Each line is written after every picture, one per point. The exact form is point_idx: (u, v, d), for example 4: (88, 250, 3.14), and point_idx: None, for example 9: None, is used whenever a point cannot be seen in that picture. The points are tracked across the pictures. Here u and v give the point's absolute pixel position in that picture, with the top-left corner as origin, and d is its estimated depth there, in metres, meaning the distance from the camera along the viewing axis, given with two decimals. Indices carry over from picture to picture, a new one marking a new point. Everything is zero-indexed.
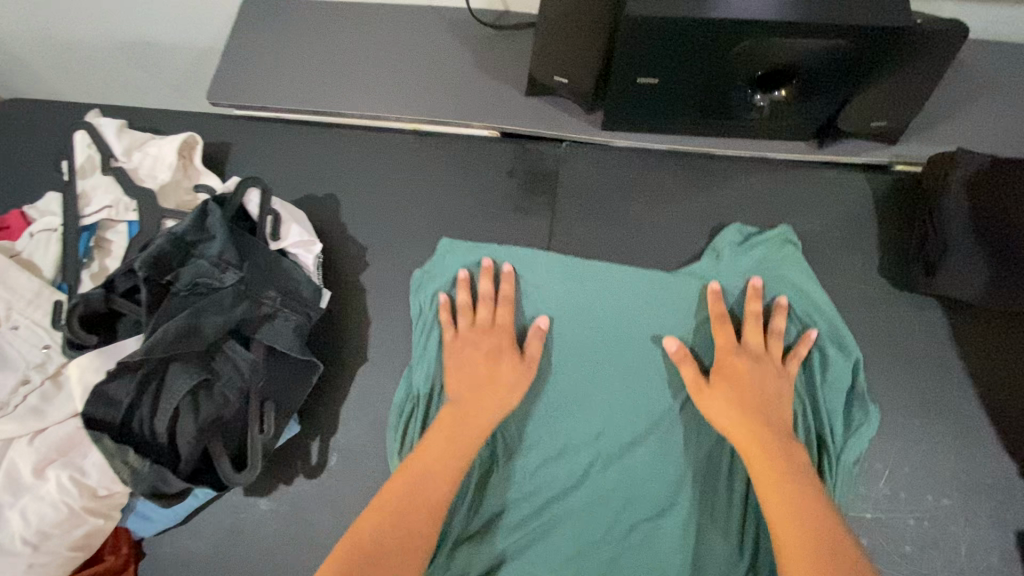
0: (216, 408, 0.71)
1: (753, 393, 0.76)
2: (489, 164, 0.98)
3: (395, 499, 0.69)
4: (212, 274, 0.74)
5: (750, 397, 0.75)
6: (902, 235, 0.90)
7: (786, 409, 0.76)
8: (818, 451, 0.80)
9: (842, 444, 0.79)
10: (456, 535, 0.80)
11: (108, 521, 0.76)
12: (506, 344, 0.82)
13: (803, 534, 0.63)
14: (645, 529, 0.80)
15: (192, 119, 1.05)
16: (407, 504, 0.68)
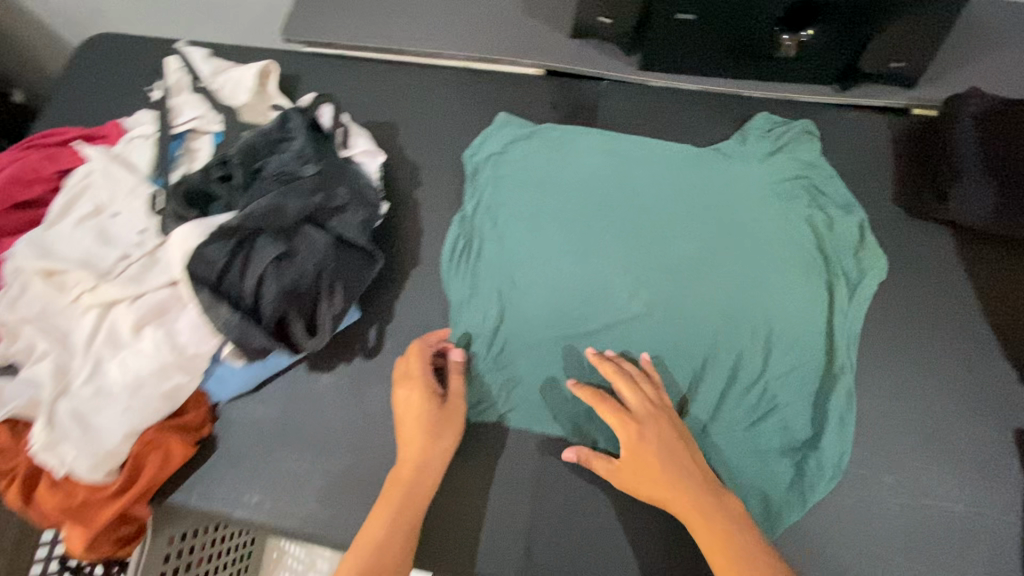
0: (295, 278, 0.82)
1: (663, 451, 0.75)
2: (534, 98, 1.08)
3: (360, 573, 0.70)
4: (295, 165, 0.87)
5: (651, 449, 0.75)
6: (917, 167, 0.96)
7: (682, 444, 0.76)
8: (832, 288, 0.89)
9: (855, 283, 0.89)
10: (505, 355, 0.91)
11: (192, 379, 0.87)
12: (419, 401, 0.82)
13: None
14: (678, 351, 0.88)
15: (266, 52, 1.16)
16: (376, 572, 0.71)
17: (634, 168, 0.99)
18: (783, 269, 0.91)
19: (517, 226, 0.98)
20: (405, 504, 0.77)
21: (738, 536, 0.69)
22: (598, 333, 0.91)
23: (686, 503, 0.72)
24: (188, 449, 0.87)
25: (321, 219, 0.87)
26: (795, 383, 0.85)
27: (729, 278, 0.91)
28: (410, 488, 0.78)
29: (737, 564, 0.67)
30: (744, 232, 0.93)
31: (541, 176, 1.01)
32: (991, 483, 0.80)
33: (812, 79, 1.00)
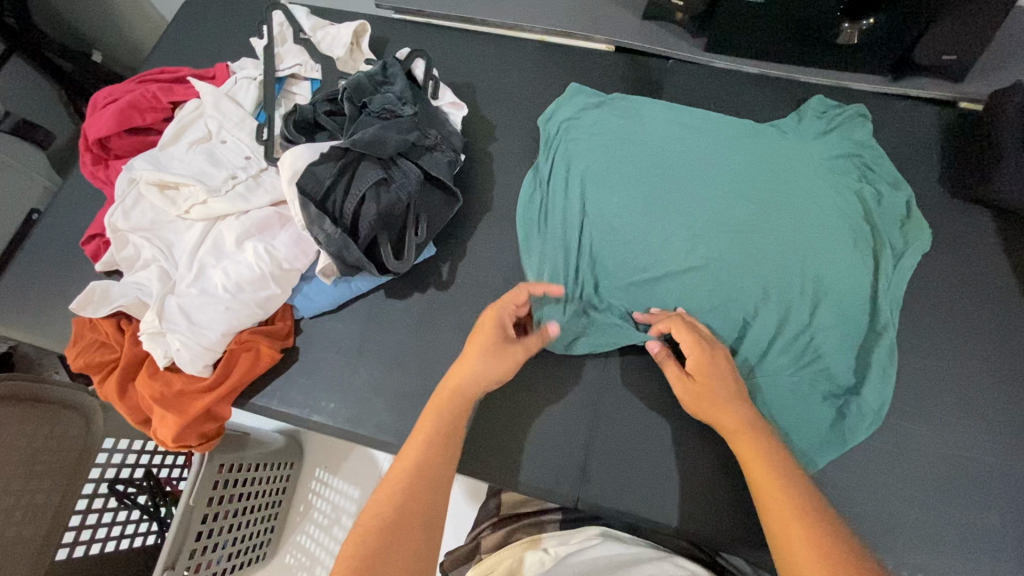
0: (390, 202, 0.91)
1: (728, 381, 0.79)
2: (603, 71, 1.17)
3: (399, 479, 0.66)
4: (395, 105, 0.95)
5: (720, 375, 0.80)
6: (963, 154, 1.03)
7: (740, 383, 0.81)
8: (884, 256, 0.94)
9: (902, 251, 0.95)
10: (560, 292, 0.96)
11: (283, 292, 0.94)
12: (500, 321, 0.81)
13: (792, 506, 0.65)
14: (732, 298, 0.91)
15: (357, 15, 1.26)
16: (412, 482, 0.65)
17: (698, 137, 1.04)
18: (840, 236, 0.94)
19: (583, 183, 1.03)
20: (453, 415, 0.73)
21: (787, 471, 0.69)
22: (657, 284, 0.94)
23: (742, 433, 0.74)
24: (274, 355, 0.95)
25: (414, 156, 0.95)
26: (841, 336, 0.89)
27: (787, 241, 0.93)
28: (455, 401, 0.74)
29: (777, 492, 0.67)
30: (805, 194, 0.97)
31: (607, 138, 1.06)
32: None
33: (868, 68, 1.08)
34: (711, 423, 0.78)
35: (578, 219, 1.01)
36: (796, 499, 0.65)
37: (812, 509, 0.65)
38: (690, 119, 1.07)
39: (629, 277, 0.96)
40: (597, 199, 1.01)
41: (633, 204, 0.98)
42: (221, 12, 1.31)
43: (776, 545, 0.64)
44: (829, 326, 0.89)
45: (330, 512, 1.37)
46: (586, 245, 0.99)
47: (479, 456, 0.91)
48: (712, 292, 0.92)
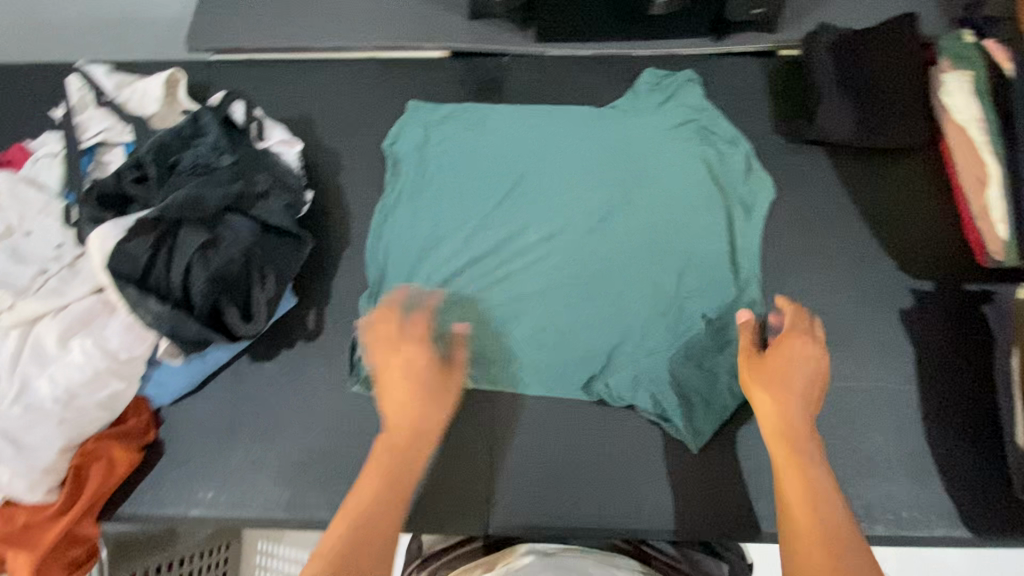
0: (223, 263, 0.83)
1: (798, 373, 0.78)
2: (441, 78, 1.13)
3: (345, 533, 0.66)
4: (210, 157, 0.88)
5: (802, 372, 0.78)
6: (790, 99, 1.07)
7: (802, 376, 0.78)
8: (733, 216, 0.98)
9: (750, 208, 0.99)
10: (427, 311, 0.94)
11: (129, 385, 0.85)
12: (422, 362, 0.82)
13: (807, 520, 0.66)
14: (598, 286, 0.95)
15: (169, 64, 1.16)
16: (361, 533, 0.67)
17: (546, 138, 1.05)
18: (685, 208, 0.98)
19: (440, 203, 1.02)
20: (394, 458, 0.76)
21: (817, 475, 0.70)
22: (527, 288, 0.95)
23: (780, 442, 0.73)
24: (132, 457, 0.85)
25: (244, 206, 0.88)
26: (705, 301, 0.93)
27: (639, 225, 0.97)
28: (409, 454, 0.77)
29: (815, 511, 0.66)
30: (649, 170, 1.00)
31: (459, 155, 1.05)
32: (889, 358, 0.90)
33: (691, 32, 1.11)
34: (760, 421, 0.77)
35: (436, 239, 0.99)
36: (821, 518, 0.66)
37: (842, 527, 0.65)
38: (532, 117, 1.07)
39: (495, 286, 0.96)
40: (455, 217, 1.00)
41: (490, 218, 1.00)
42: (10, 86, 1.16)
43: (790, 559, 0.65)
44: (694, 297, 0.93)
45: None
46: (449, 261, 0.97)
47: None
48: (578, 283, 0.95)
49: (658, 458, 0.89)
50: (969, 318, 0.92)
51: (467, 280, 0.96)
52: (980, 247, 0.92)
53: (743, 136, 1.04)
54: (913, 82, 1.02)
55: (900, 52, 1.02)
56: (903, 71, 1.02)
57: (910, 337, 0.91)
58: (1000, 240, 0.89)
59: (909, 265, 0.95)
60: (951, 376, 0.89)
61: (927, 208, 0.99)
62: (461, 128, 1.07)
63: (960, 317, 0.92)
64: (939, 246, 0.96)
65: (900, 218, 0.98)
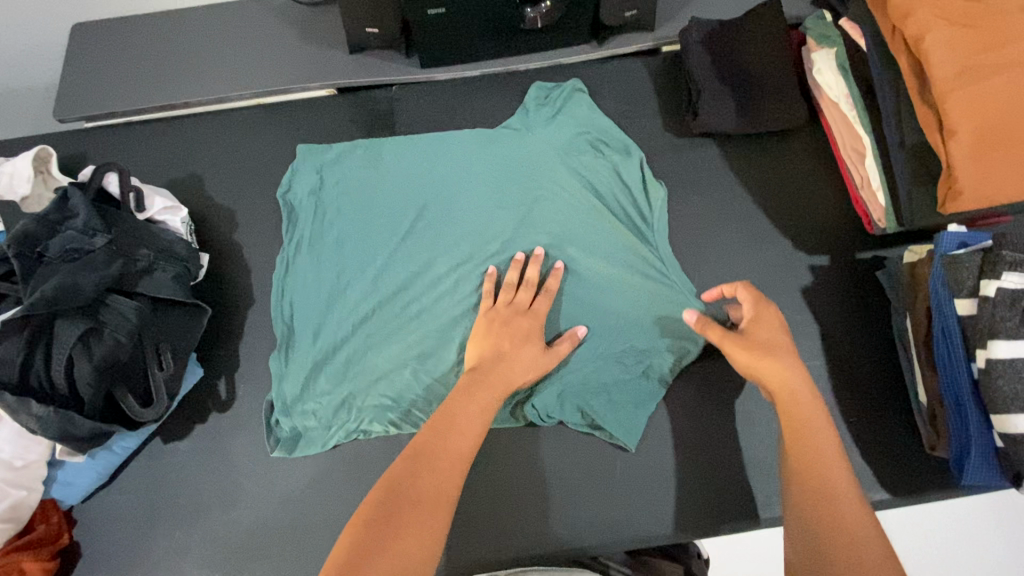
0: (110, 350, 0.79)
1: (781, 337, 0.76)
2: (330, 117, 1.11)
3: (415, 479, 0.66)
4: (81, 240, 0.83)
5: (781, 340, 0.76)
6: (675, 95, 1.10)
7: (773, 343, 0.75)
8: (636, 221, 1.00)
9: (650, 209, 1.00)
10: (341, 361, 0.91)
11: (32, 492, 0.80)
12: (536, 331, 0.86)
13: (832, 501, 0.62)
14: None
15: (42, 138, 1.10)
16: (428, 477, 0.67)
17: (444, 168, 1.03)
18: (586, 221, 0.98)
19: (341, 248, 0.98)
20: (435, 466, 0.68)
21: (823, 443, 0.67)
22: (439, 322, 0.92)
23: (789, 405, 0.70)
24: (47, 565, 0.81)
25: (127, 286, 0.84)
26: (617, 309, 0.94)
27: (543, 244, 0.97)
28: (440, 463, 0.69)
29: (818, 482, 0.64)
30: (548, 186, 1.00)
31: (356, 196, 1.02)
32: (797, 336, 0.93)
33: (571, 40, 1.12)
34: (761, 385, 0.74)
35: (341, 286, 0.96)
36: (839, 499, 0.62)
37: (840, 494, 0.63)
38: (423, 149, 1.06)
39: (407, 326, 0.93)
40: (360, 262, 0.97)
41: (396, 257, 0.98)
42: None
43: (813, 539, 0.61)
44: (606, 308, 0.94)
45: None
46: (358, 308, 0.94)
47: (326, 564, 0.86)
48: None
49: (591, 471, 0.90)
50: (867, 287, 0.96)
51: (378, 324, 0.93)
52: (867, 216, 0.96)
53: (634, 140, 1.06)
54: (786, 64, 1.04)
55: (772, 36, 1.05)
56: (776, 55, 1.04)
57: (814, 313, 0.94)
58: (881, 207, 0.93)
59: (806, 243, 0.99)
60: (855, 345, 0.92)
61: (817, 185, 1.02)
62: (356, 166, 1.04)
63: (858, 287, 0.96)
64: (832, 220, 1.00)
65: (793, 199, 1.02)
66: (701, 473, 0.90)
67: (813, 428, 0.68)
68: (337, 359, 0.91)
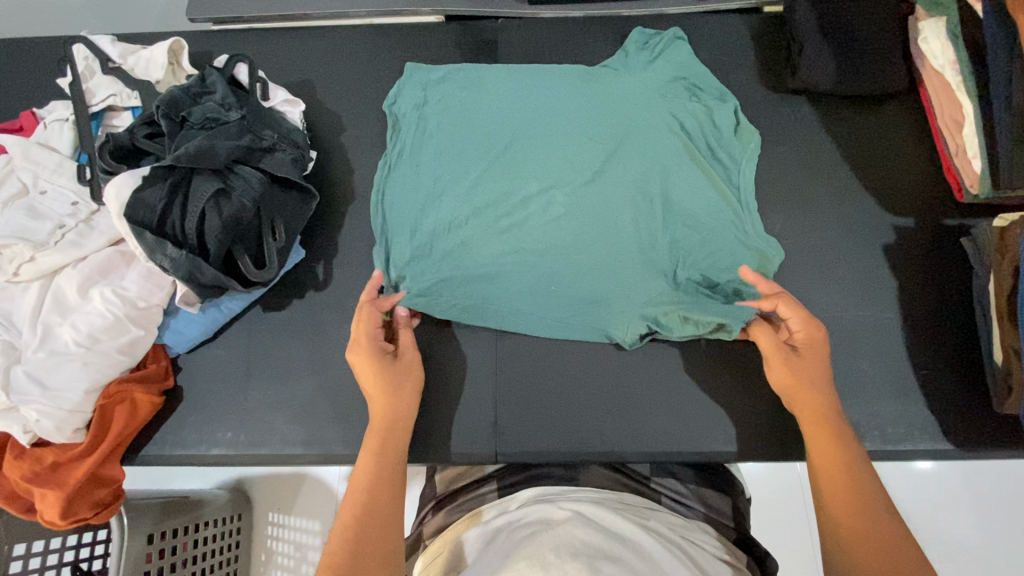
0: (236, 212, 0.87)
1: (819, 368, 0.76)
2: (437, 41, 1.17)
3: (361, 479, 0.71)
4: (219, 112, 0.91)
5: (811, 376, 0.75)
6: (773, 53, 1.12)
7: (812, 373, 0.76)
8: (723, 164, 1.02)
9: (743, 154, 1.02)
10: (433, 263, 0.97)
11: (147, 332, 0.88)
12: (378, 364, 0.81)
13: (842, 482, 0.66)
14: (598, 232, 0.96)
15: (173, 34, 1.19)
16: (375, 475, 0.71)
17: (543, 97, 1.05)
18: (678, 159, 1.00)
19: (438, 161, 1.02)
20: (394, 437, 0.76)
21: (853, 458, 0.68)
22: (528, 238, 0.96)
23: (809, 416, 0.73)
24: (153, 400, 0.89)
25: (252, 160, 0.92)
26: (700, 248, 0.96)
27: (634, 175, 0.98)
28: (394, 434, 0.77)
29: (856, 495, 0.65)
30: (643, 123, 1.02)
31: (455, 115, 1.05)
32: (873, 290, 0.95)
33: None
34: (788, 404, 0.77)
35: (436, 195, 1.00)
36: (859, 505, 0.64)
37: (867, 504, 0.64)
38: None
39: (496, 239, 0.97)
40: (455, 175, 1.01)
41: (489, 174, 1.00)
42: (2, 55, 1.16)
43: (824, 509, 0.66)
44: (689, 242, 0.96)
45: (293, 552, 1.28)
46: (451, 216, 0.98)
47: None
48: (578, 232, 0.96)
49: (653, 389, 0.94)
50: (949, 250, 0.96)
51: (468, 233, 0.97)
52: (958, 183, 0.97)
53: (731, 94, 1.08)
54: (892, 29, 1.05)
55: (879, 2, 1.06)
56: (882, 20, 1.05)
57: (894, 270, 0.96)
58: (976, 174, 0.94)
59: (892, 204, 1.00)
60: (932, 306, 0.93)
61: (909, 149, 1.04)
62: (457, 87, 1.07)
63: (939, 249, 0.96)
64: (921, 184, 1.01)
65: (882, 160, 1.03)
66: (759, 404, 0.93)
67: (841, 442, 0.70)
68: (429, 259, 0.97)
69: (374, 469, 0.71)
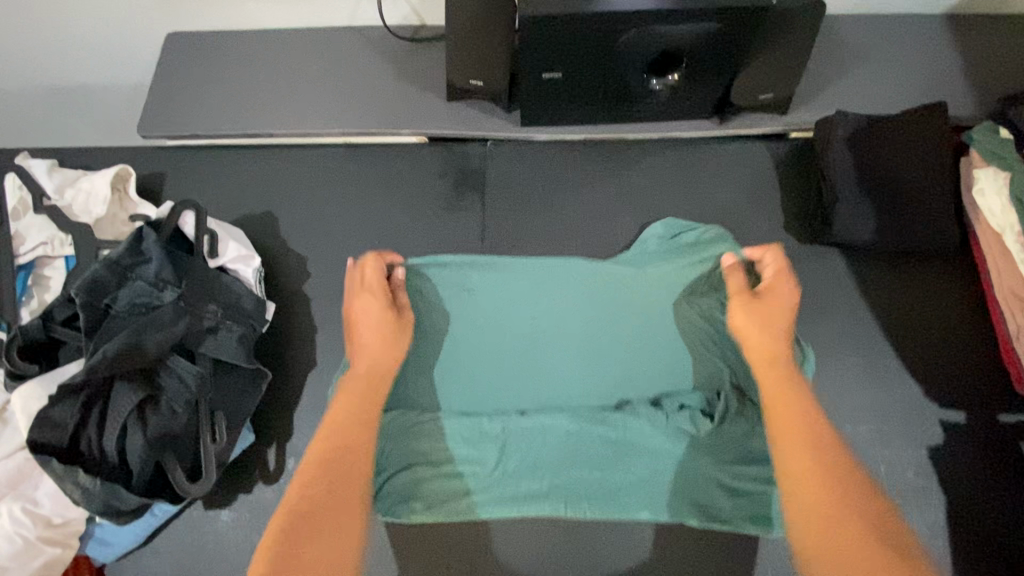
0: (165, 420, 0.74)
1: (777, 338, 0.68)
2: (419, 169, 1.03)
3: (326, 442, 0.63)
4: (150, 294, 0.78)
5: (815, 451, 0.56)
6: (801, 193, 0.98)
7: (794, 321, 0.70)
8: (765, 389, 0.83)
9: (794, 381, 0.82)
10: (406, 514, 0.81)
11: (66, 549, 0.76)
12: (377, 303, 0.76)
13: (826, 468, 0.55)
14: (599, 484, 0.81)
15: (125, 153, 1.07)
16: (340, 456, 0.61)
17: (541, 328, 0.89)
18: (700, 392, 0.85)
19: (416, 401, 0.85)
20: (364, 404, 0.68)
21: (855, 480, 0.54)
22: (519, 489, 0.81)
23: (803, 469, 0.55)
24: None
25: (191, 345, 0.79)
26: (729, 505, 0.79)
27: (652, 419, 0.83)
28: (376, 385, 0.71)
29: (832, 502, 0.53)
30: (657, 357, 0.87)
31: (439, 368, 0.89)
32: (915, 502, 0.81)
33: (691, 114, 1.01)
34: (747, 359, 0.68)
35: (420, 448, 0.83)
36: (847, 492, 0.53)
37: (860, 516, 0.52)
38: (515, 229, 0.98)
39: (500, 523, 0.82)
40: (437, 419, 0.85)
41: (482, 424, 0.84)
42: None
43: (783, 483, 0.56)
44: (717, 501, 0.80)
45: None
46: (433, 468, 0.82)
47: None
48: (576, 488, 0.81)
49: None
50: (1004, 453, 0.83)
51: (460, 498, 0.81)
52: (1017, 370, 0.83)
53: None
54: (942, 177, 0.90)
55: (929, 143, 0.91)
56: (931, 164, 0.90)
57: (941, 477, 0.82)
58: None
59: (937, 391, 0.86)
60: (981, 526, 0.80)
61: (959, 320, 0.89)
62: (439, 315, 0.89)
63: (991, 455, 0.83)
64: (969, 362, 0.87)
65: (927, 331, 0.89)
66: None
67: (819, 428, 0.59)
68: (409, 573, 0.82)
69: (346, 421, 0.65)
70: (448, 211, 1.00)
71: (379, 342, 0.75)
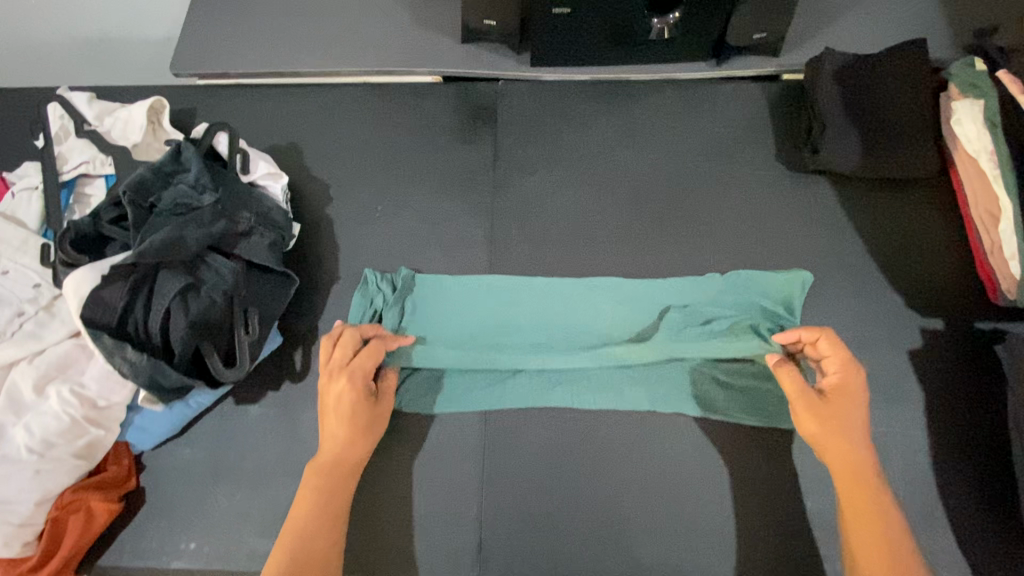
0: (205, 308, 0.80)
1: (852, 431, 0.75)
2: (434, 105, 1.10)
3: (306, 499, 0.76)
4: (191, 196, 0.84)
5: (873, 505, 0.71)
6: (793, 127, 1.04)
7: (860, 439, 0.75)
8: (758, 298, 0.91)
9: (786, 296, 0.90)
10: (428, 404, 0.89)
11: (109, 433, 0.82)
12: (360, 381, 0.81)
13: (884, 541, 0.69)
14: (603, 377, 0.89)
15: (158, 89, 1.13)
16: (316, 522, 0.74)
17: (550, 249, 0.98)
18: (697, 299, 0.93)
19: (441, 306, 0.94)
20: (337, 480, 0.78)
21: (889, 515, 0.71)
22: (531, 383, 0.89)
23: (847, 500, 0.72)
24: (113, 506, 0.82)
25: (226, 246, 0.85)
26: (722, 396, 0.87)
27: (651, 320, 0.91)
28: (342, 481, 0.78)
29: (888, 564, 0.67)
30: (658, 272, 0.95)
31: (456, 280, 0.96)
32: (897, 398, 0.87)
33: (689, 56, 1.08)
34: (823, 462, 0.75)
35: (443, 344, 0.92)
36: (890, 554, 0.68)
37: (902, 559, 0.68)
38: (525, 158, 1.05)
39: (511, 418, 0.88)
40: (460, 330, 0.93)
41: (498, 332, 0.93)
42: None
43: (851, 554, 0.70)
44: (710, 391, 0.87)
45: None
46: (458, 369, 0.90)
47: (371, 554, 0.83)
48: (583, 380, 0.89)
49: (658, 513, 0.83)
50: (979, 355, 0.89)
51: (479, 393, 0.89)
52: (992, 282, 0.89)
53: (738, 197, 1.00)
54: (925, 109, 0.97)
55: (912, 77, 0.98)
56: (914, 96, 0.97)
57: (920, 377, 0.88)
58: (1014, 277, 0.86)
59: (917, 302, 0.92)
60: (957, 420, 0.86)
61: (938, 241, 0.96)
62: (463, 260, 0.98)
63: (967, 357, 0.89)
64: (948, 278, 0.93)
65: (908, 250, 0.95)
66: (785, 537, 0.81)
67: (880, 514, 0.71)
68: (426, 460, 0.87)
69: (320, 502, 0.76)
70: (461, 142, 1.06)
71: (355, 411, 0.80)
